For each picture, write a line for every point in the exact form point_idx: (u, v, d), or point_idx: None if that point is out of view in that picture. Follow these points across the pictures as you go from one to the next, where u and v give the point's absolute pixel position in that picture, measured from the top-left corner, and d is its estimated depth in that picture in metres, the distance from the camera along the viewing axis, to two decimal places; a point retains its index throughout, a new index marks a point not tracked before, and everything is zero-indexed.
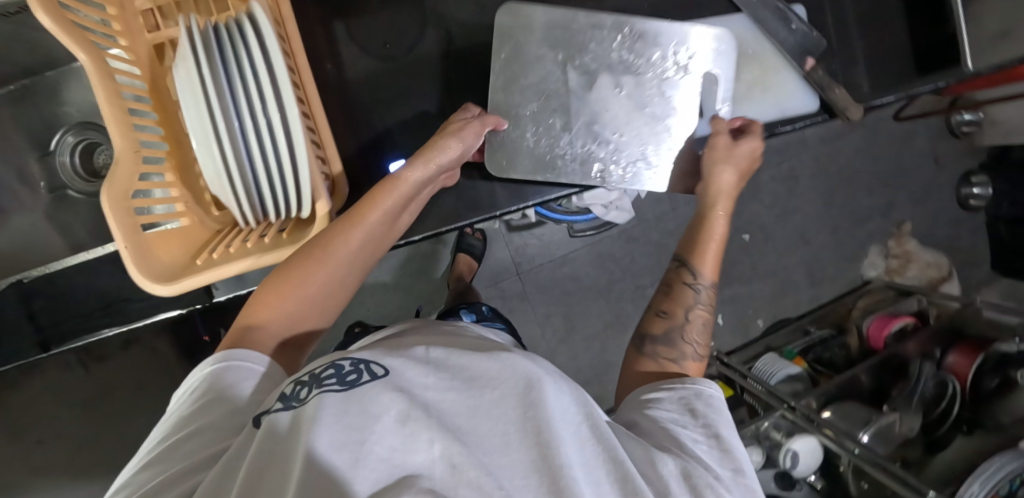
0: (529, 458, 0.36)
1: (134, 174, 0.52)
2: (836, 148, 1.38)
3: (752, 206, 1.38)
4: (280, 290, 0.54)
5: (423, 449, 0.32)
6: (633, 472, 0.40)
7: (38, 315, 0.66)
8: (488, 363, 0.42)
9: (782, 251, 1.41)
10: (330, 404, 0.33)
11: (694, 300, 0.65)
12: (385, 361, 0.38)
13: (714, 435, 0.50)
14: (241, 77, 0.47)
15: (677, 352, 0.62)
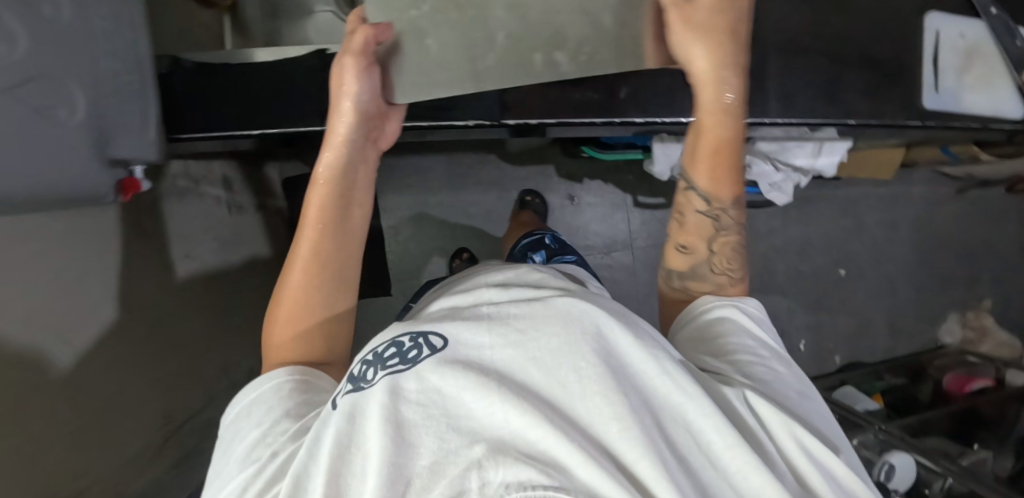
0: (584, 401, 0.37)
1: None
2: (936, 212, 1.48)
3: (852, 244, 1.46)
4: (300, 302, 0.60)
5: (481, 412, 0.36)
6: (700, 427, 0.40)
7: None
8: (523, 311, 0.42)
9: (872, 295, 1.46)
10: (400, 382, 0.39)
11: (716, 227, 0.66)
12: (444, 330, 0.43)
13: (781, 382, 0.51)
14: None
15: (708, 283, 0.65)
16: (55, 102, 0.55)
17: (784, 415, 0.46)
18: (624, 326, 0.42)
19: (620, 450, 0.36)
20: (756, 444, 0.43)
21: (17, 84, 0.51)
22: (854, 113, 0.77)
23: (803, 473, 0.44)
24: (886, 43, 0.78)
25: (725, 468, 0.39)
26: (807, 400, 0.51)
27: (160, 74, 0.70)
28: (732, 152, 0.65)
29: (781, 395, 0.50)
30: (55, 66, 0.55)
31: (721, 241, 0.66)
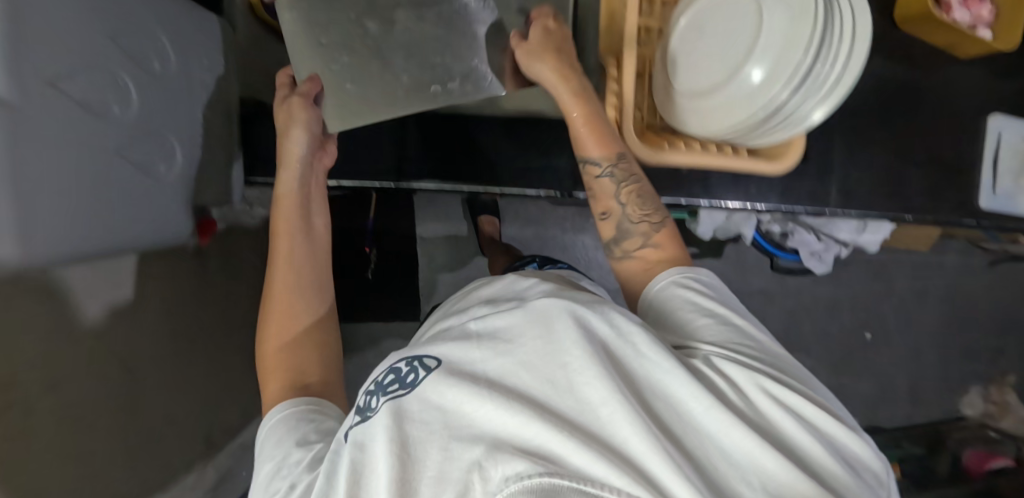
0: (575, 392, 0.36)
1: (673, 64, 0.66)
2: (967, 283, 1.48)
3: (881, 308, 1.46)
4: (287, 315, 0.59)
5: (477, 414, 0.35)
6: (676, 401, 0.39)
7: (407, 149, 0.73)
8: (502, 319, 0.40)
9: (896, 361, 1.46)
10: (409, 405, 0.37)
11: (615, 184, 0.64)
12: (435, 349, 0.40)
13: (756, 348, 0.48)
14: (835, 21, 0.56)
15: (640, 237, 0.62)
16: (157, 157, 0.57)
17: (761, 380, 0.43)
18: (596, 307, 0.41)
19: (613, 435, 0.35)
20: (750, 418, 0.41)
21: (132, 146, 0.53)
22: (910, 209, 0.79)
23: (801, 444, 0.40)
24: (943, 142, 0.81)
25: (717, 444, 0.38)
26: (772, 354, 0.48)
27: (244, 115, 0.74)
28: (597, 118, 0.65)
29: (758, 357, 0.46)
30: (164, 123, 0.57)
31: (625, 189, 0.63)
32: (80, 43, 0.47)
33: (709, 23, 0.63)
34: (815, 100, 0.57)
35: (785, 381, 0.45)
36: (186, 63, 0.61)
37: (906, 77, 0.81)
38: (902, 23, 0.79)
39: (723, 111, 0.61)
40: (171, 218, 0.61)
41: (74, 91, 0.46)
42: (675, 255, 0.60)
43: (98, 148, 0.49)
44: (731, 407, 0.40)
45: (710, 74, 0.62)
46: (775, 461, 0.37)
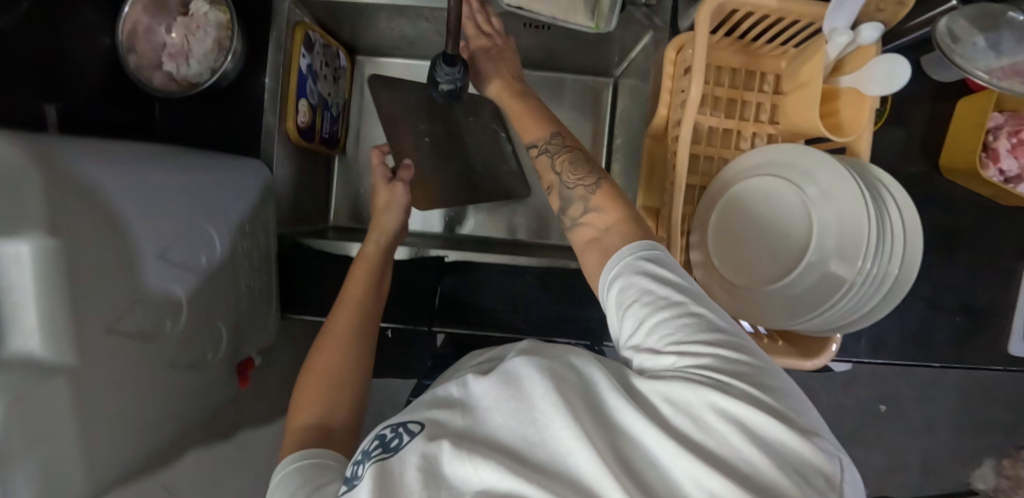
0: (545, 442, 0.39)
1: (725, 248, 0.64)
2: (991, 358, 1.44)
3: (899, 381, 1.43)
4: (319, 367, 0.61)
5: (456, 474, 0.39)
6: (628, 428, 0.40)
7: (444, 294, 0.75)
8: (479, 386, 0.45)
9: (909, 433, 1.44)
10: (390, 466, 0.40)
11: (549, 156, 0.62)
12: (420, 415, 0.45)
13: (713, 346, 0.42)
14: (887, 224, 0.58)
15: (580, 202, 0.58)
16: (207, 344, 0.59)
17: (709, 397, 0.39)
18: (570, 359, 0.45)
19: (576, 472, 0.38)
20: (702, 444, 0.38)
21: (184, 348, 0.55)
22: (941, 357, 0.79)
23: (758, 461, 0.37)
24: (977, 289, 0.80)
25: (667, 479, 0.37)
26: (735, 352, 0.42)
27: (283, 253, 0.76)
28: (531, 109, 0.68)
29: (717, 357, 0.41)
30: (211, 309, 0.59)
31: (558, 161, 0.61)
32: (134, 278, 0.48)
33: (756, 210, 0.63)
34: (870, 303, 0.58)
35: (740, 385, 0.40)
36: (232, 237, 0.62)
37: (945, 223, 0.80)
38: (949, 170, 0.79)
39: (765, 306, 0.62)
40: (216, 388, 0.63)
41: (132, 326, 0.48)
42: (621, 213, 0.55)
43: (152, 368, 0.51)
44: (691, 440, 0.38)
45: (755, 267, 0.63)
46: (727, 482, 0.35)
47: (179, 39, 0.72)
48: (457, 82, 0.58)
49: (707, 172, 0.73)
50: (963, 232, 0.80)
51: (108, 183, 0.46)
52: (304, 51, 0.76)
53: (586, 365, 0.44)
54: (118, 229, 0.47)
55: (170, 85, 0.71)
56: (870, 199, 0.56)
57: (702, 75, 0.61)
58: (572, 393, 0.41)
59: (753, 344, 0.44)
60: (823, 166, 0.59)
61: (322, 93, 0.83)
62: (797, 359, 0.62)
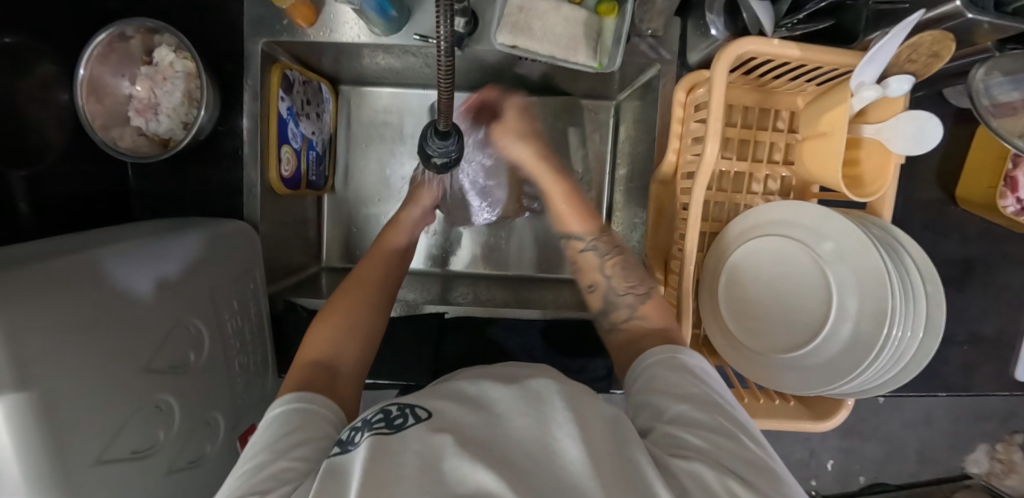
0: (555, 469, 0.35)
1: (734, 306, 0.63)
2: None
3: None
4: (343, 309, 0.57)
5: (452, 472, 0.34)
6: (648, 484, 0.36)
7: (447, 348, 0.74)
8: (499, 392, 0.41)
9: (907, 422, 1.19)
10: (386, 443, 0.36)
11: (597, 258, 0.62)
12: (430, 402, 0.41)
13: (734, 441, 0.41)
14: (910, 286, 0.55)
15: (626, 308, 0.57)
16: (207, 435, 0.57)
17: (727, 481, 0.37)
18: (588, 394, 0.42)
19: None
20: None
21: (182, 450, 0.53)
22: (945, 388, 0.80)
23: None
24: (980, 321, 0.80)
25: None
26: (756, 453, 0.40)
27: (275, 316, 0.74)
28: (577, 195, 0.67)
29: (738, 452, 0.40)
30: (207, 401, 0.57)
31: (610, 262, 0.61)
32: (122, 402, 0.46)
33: (768, 265, 0.62)
34: (889, 373, 0.56)
35: (761, 484, 0.37)
36: (219, 320, 0.60)
37: (958, 254, 0.79)
38: (964, 202, 0.76)
39: (774, 372, 0.60)
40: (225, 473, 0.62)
41: (126, 450, 0.46)
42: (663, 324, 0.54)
43: (154, 483, 0.49)
44: None
45: (768, 331, 0.62)
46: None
47: (144, 92, 0.67)
48: (450, 156, 0.54)
49: (718, 216, 0.69)
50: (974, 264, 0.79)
51: (81, 310, 0.43)
52: (283, 93, 0.70)
53: (607, 411, 0.42)
54: (97, 356, 0.44)
55: (141, 143, 0.67)
56: (893, 275, 0.53)
57: (719, 134, 0.56)
58: (593, 429, 0.38)
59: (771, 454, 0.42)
60: (842, 231, 0.57)
61: (306, 134, 0.77)
62: (812, 422, 0.60)
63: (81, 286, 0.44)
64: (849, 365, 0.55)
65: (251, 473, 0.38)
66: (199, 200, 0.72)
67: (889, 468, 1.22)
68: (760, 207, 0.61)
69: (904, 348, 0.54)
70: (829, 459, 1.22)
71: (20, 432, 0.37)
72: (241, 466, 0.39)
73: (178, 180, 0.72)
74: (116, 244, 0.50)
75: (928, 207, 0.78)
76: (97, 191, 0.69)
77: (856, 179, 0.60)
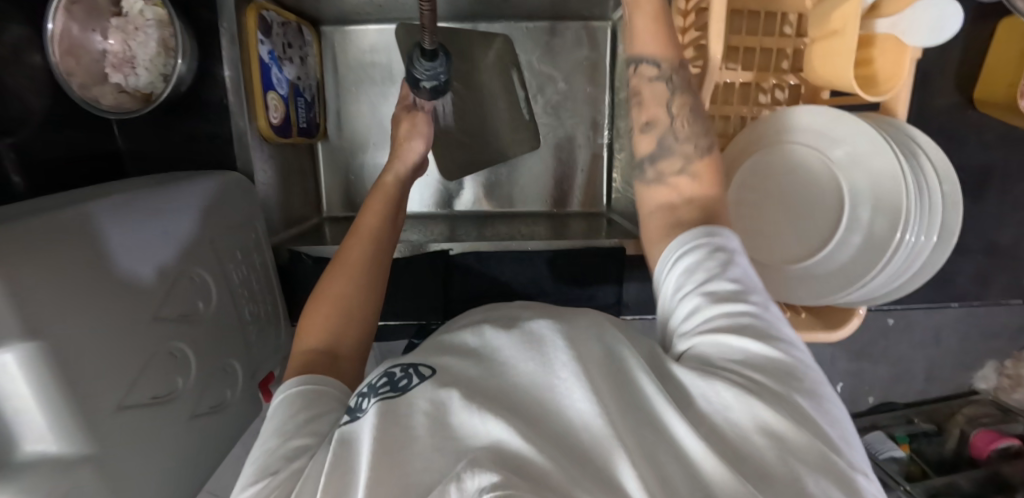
0: (562, 415, 0.36)
1: (744, 223, 0.62)
2: None
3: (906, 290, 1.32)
4: (332, 293, 0.52)
5: (463, 426, 0.36)
6: (652, 416, 0.36)
7: (454, 285, 0.74)
8: (501, 339, 0.42)
9: (915, 343, 1.19)
10: (399, 405, 0.38)
11: (666, 87, 0.51)
12: (434, 360, 0.42)
13: (766, 348, 0.37)
14: (927, 187, 0.53)
15: (678, 159, 0.50)
16: (227, 382, 0.58)
17: (751, 402, 0.34)
18: (595, 332, 0.42)
19: (594, 443, 0.35)
20: (734, 448, 0.34)
21: (203, 396, 0.54)
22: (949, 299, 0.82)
23: (799, 477, 0.32)
24: (991, 233, 0.79)
25: (686, 457, 0.34)
26: (791, 361, 0.37)
27: (282, 268, 0.72)
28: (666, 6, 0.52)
29: (767, 364, 0.37)
30: (223, 348, 0.57)
31: (678, 102, 0.51)
32: (137, 348, 0.46)
33: (775, 177, 0.60)
34: (904, 277, 0.55)
35: (789, 397, 0.35)
36: (226, 271, 0.59)
37: (974, 163, 0.76)
38: (983, 105, 0.73)
39: (786, 284, 0.59)
40: (247, 419, 0.63)
41: (147, 395, 0.47)
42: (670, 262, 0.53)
43: (180, 426, 0.51)
44: (710, 430, 0.35)
45: (780, 246, 0.60)
46: (755, 477, 0.32)
47: (117, 45, 0.63)
48: (440, 79, 0.51)
49: (723, 131, 0.67)
50: (988, 174, 0.77)
51: (83, 260, 0.43)
52: (261, 35, 0.67)
53: (615, 345, 0.41)
54: (107, 304, 0.44)
55: (123, 101, 0.64)
56: (909, 176, 0.52)
57: (721, 37, 0.53)
58: (598, 371, 0.38)
59: (809, 356, 0.39)
60: (855, 133, 0.55)
61: (292, 79, 0.74)
62: (825, 331, 0.60)
63: (80, 236, 0.43)
64: (863, 273, 0.54)
65: (262, 458, 0.39)
66: (193, 155, 0.70)
67: (897, 388, 1.23)
68: (768, 116, 0.59)
69: (920, 250, 0.54)
70: (839, 382, 1.21)
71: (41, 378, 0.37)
72: (255, 449, 0.40)
73: (169, 135, 0.70)
74: (111, 197, 0.49)
75: (945, 113, 0.75)
76: (92, 154, 0.67)
77: (867, 76, 0.57)
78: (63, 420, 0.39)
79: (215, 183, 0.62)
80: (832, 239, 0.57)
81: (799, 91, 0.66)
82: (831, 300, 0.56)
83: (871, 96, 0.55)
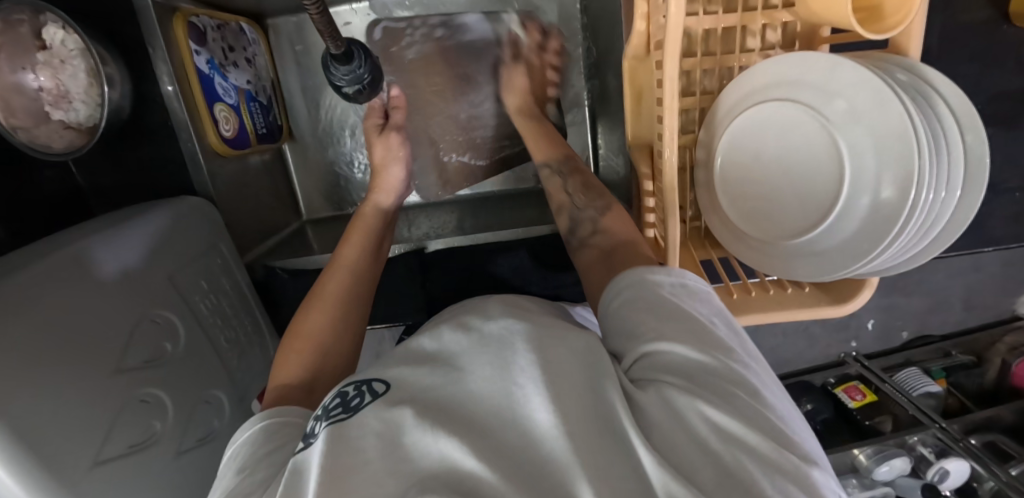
0: (519, 424, 0.33)
1: (744, 194, 0.55)
2: None
3: None
4: (308, 327, 0.52)
5: (417, 446, 0.32)
6: (612, 423, 0.33)
7: (434, 284, 0.72)
8: (460, 343, 0.39)
9: (952, 272, 1.07)
10: (350, 427, 0.34)
11: (558, 180, 0.64)
12: (388, 373, 0.38)
13: (710, 356, 0.35)
14: (945, 130, 0.46)
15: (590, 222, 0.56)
16: (211, 411, 0.59)
17: (694, 404, 0.32)
18: (555, 331, 0.39)
19: (551, 458, 0.31)
20: (689, 454, 0.30)
21: (186, 431, 0.55)
22: (989, 242, 0.75)
23: (755, 479, 0.28)
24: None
25: (639, 468, 0.30)
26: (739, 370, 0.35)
27: (259, 284, 0.72)
28: (541, 131, 0.71)
29: (713, 373, 0.34)
30: (201, 381, 0.58)
31: (569, 183, 0.62)
32: (104, 404, 0.46)
33: (769, 139, 0.53)
34: (922, 241, 0.49)
35: (737, 398, 0.33)
36: (189, 302, 0.59)
37: (1009, 83, 0.66)
38: (1019, 18, 0.62)
39: (786, 258, 0.55)
40: None
41: (124, 445, 0.47)
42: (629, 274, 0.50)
43: (167, 467, 0.51)
44: (663, 444, 0.32)
45: (779, 219, 0.54)
46: (710, 480, 0.29)
47: (49, 82, 0.58)
48: (362, 80, 0.48)
49: (707, 87, 0.60)
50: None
51: (28, 336, 0.42)
52: (195, 45, 0.62)
53: (580, 343, 0.38)
54: (65, 375, 0.44)
55: (71, 140, 0.60)
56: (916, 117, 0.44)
57: None
58: (567, 371, 0.35)
59: (760, 367, 0.37)
60: (855, 81, 0.47)
61: (239, 85, 0.70)
62: (829, 307, 0.55)
63: (21, 312, 0.42)
64: (878, 235, 0.48)
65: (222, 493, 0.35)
66: (153, 180, 0.68)
67: (932, 320, 1.14)
68: (753, 71, 0.52)
69: (943, 204, 0.47)
70: (870, 319, 1.14)
71: (13, 456, 0.38)
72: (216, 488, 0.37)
73: (123, 163, 0.68)
74: (51, 255, 0.47)
75: (975, 30, 0.65)
76: (58, 190, 0.65)
77: (869, 11, 0.49)
78: None
79: (167, 212, 0.60)
80: (840, 193, 0.50)
81: (795, 29, 0.58)
82: (842, 272, 0.51)
83: (876, 34, 0.47)
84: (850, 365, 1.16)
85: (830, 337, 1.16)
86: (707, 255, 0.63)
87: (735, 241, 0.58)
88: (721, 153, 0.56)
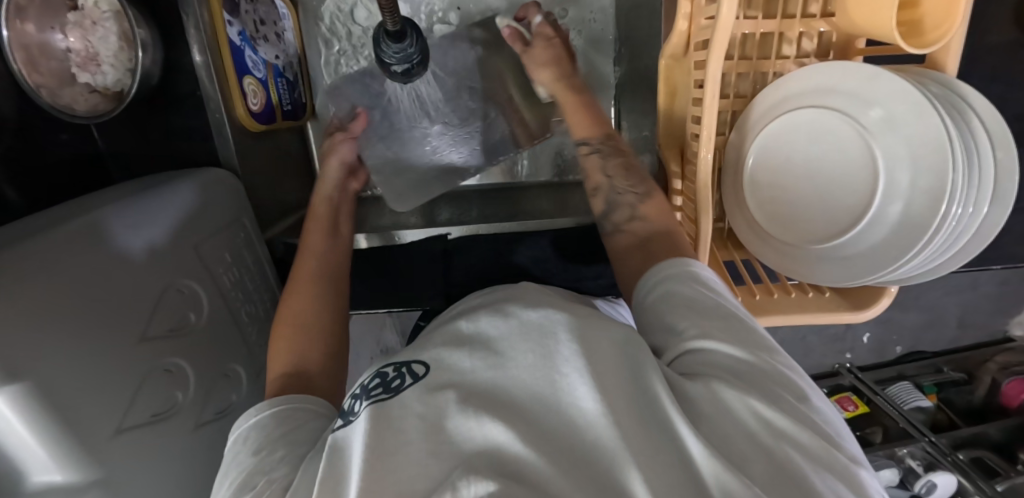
0: (566, 411, 0.31)
1: (778, 196, 0.56)
2: None
3: None
4: (295, 315, 0.51)
5: (457, 428, 0.31)
6: (659, 412, 0.32)
7: (453, 270, 0.72)
8: (494, 325, 0.37)
9: (949, 289, 1.09)
10: (390, 409, 0.33)
11: (599, 158, 0.59)
12: (427, 353, 0.37)
13: (763, 362, 0.36)
14: (982, 146, 0.47)
15: (624, 208, 0.54)
16: (229, 387, 0.59)
17: (748, 401, 0.32)
18: (596, 320, 0.37)
19: (597, 444, 0.30)
20: (740, 446, 0.31)
21: (205, 405, 0.54)
22: (1001, 260, 0.78)
23: (804, 474, 0.29)
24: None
25: (688, 456, 0.30)
26: (791, 376, 0.36)
27: (278, 261, 0.72)
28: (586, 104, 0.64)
29: (762, 374, 0.35)
30: (220, 354, 0.57)
31: (612, 165, 0.58)
32: (128, 373, 0.46)
33: (801, 144, 0.54)
34: (950, 251, 0.50)
35: (787, 400, 0.33)
36: (213, 276, 0.58)
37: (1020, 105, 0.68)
38: None
39: (814, 261, 0.55)
40: None
41: (147, 414, 0.47)
42: (668, 228, 0.51)
43: (186, 438, 0.51)
44: (717, 437, 0.31)
45: (809, 223, 0.55)
46: (761, 475, 0.29)
47: (79, 43, 0.57)
48: (411, 60, 0.51)
49: (741, 90, 0.60)
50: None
51: (62, 299, 0.41)
52: (229, 15, 0.61)
53: (622, 332, 0.36)
54: (95, 339, 0.43)
55: (97, 103, 0.59)
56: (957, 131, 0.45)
57: None
58: (606, 358, 0.33)
59: (802, 371, 0.38)
60: (893, 90, 0.48)
61: (268, 60, 0.69)
62: (850, 312, 0.56)
63: (54, 276, 0.41)
64: (910, 244, 0.48)
65: (250, 472, 0.35)
66: (174, 150, 0.67)
67: (927, 336, 1.16)
68: (793, 75, 0.52)
69: (975, 218, 0.48)
70: (867, 332, 1.16)
71: (33, 419, 0.37)
72: (241, 463, 0.36)
73: (147, 132, 0.67)
74: (81, 220, 0.46)
75: (995, 52, 0.66)
76: (76, 157, 0.64)
77: (912, 26, 0.49)
78: (63, 463, 0.39)
79: (194, 183, 0.59)
80: (874, 202, 0.51)
81: (830, 39, 0.58)
82: (872, 278, 0.51)
83: (917, 48, 0.47)
84: (844, 376, 1.17)
85: (826, 347, 1.18)
86: (732, 255, 0.63)
87: (762, 242, 0.58)
88: (751, 156, 0.57)
